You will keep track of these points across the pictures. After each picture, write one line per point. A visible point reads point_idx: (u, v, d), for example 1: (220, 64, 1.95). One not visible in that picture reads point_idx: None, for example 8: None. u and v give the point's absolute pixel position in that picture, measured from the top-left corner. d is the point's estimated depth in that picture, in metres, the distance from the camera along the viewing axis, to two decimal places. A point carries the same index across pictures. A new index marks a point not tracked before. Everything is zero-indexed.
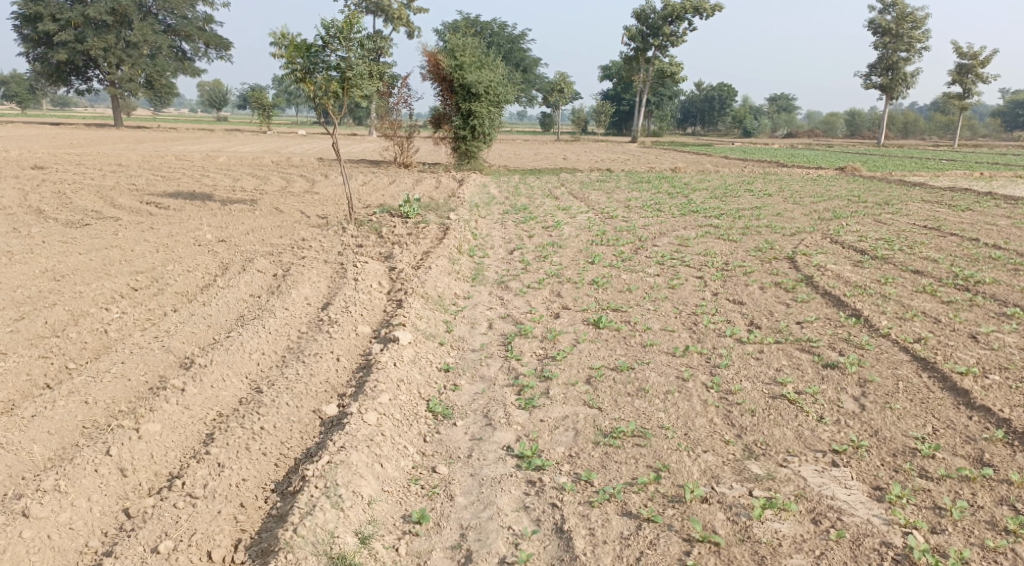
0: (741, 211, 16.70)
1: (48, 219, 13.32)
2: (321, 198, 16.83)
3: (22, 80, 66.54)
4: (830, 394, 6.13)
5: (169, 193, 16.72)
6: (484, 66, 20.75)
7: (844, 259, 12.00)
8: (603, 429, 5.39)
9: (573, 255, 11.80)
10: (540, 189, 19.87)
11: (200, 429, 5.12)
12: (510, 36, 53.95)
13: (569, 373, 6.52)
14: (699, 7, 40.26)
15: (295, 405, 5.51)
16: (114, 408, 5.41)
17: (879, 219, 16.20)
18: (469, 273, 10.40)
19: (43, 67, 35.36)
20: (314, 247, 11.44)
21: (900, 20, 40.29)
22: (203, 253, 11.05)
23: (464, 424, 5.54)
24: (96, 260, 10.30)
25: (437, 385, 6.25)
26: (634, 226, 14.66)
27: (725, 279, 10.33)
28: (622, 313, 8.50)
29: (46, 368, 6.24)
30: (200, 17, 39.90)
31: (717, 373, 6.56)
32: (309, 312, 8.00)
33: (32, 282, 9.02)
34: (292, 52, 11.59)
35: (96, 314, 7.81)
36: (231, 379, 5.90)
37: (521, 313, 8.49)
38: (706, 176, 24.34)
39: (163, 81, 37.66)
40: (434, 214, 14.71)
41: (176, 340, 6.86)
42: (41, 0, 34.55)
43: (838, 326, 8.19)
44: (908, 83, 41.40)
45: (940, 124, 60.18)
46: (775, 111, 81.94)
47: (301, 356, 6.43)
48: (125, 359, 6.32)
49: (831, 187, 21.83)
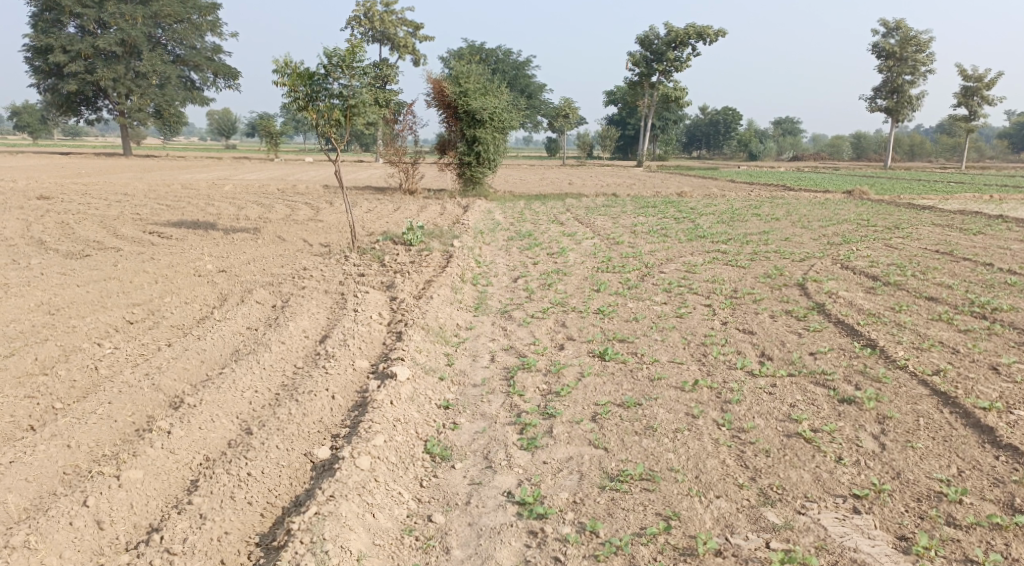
0: (749, 236, 16.48)
1: (49, 250, 13.20)
2: (325, 225, 16.71)
3: (34, 110, 67.27)
4: (847, 432, 5.84)
5: (173, 222, 16.64)
6: (488, 93, 20.71)
7: (855, 286, 11.74)
8: (609, 472, 5.12)
9: (578, 283, 11.58)
10: (545, 215, 19.72)
11: (185, 476, 4.93)
12: (515, 62, 54.33)
13: (573, 410, 6.25)
14: (702, 32, 40.43)
15: (286, 448, 5.28)
16: (96, 452, 5.20)
17: (889, 243, 15.95)
18: (472, 302, 10.17)
19: (53, 97, 35.68)
20: (316, 277, 11.26)
21: (903, 44, 40.34)
22: (202, 283, 10.87)
23: (463, 466, 5.28)
24: (93, 292, 10.14)
25: (435, 423, 5.99)
26: (641, 252, 14.44)
27: (734, 307, 10.07)
28: (628, 344, 8.25)
29: (31, 408, 6.02)
30: (208, 47, 40.29)
31: (728, 409, 6.28)
32: (306, 346, 7.77)
33: (26, 317, 8.84)
34: (294, 80, 11.49)
35: (87, 350, 7.61)
36: (220, 419, 5.67)
37: (524, 344, 8.25)
38: (712, 200, 24.17)
39: (172, 110, 37.94)
40: (437, 241, 14.55)
41: (167, 377, 6.64)
42: (51, 32, 34.93)
43: (853, 357, 7.91)
44: (913, 106, 41.31)
45: (946, 146, 59.96)
46: (780, 134, 82.05)
47: (294, 393, 6.19)
48: (112, 398, 6.10)
49: (839, 211, 21.61)
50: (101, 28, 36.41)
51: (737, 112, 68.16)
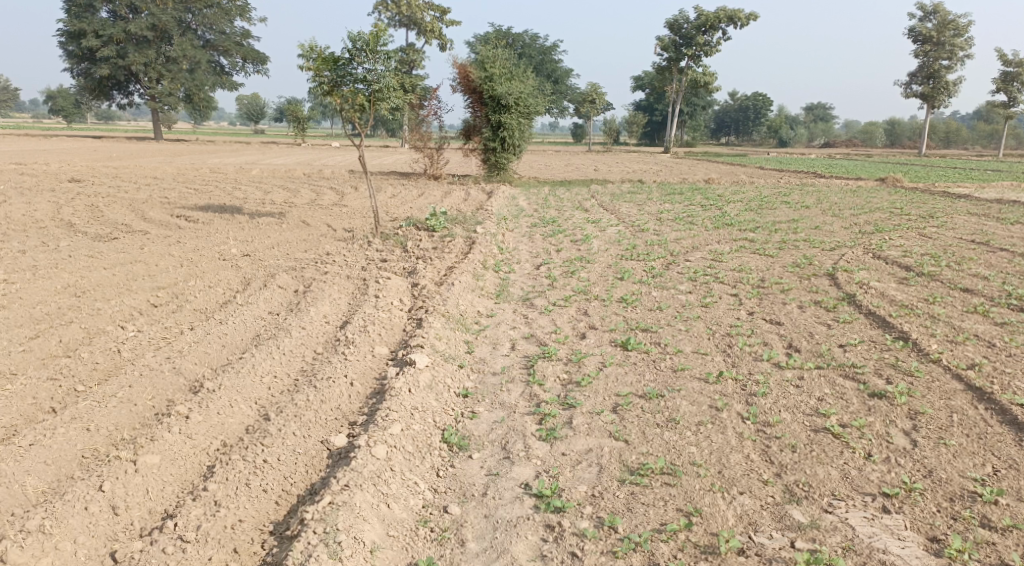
0: (778, 224, 16.17)
1: (78, 233, 13.34)
2: (349, 210, 16.71)
3: (69, 94, 68.19)
4: (877, 427, 5.66)
5: (199, 206, 16.74)
6: (514, 78, 20.49)
7: (887, 276, 11.44)
8: (629, 466, 5.00)
9: (602, 271, 11.43)
10: (570, 201, 19.53)
11: (201, 462, 4.93)
12: (542, 47, 53.86)
13: (594, 401, 6.14)
14: (733, 16, 39.68)
15: (303, 435, 5.25)
16: (115, 436, 5.21)
17: (923, 232, 15.53)
18: (494, 289, 10.08)
19: (86, 82, 36.12)
20: (338, 262, 11.24)
21: (941, 28, 39.26)
22: (226, 267, 10.90)
23: (480, 457, 5.20)
24: (119, 274, 10.20)
25: (454, 412, 5.92)
26: (666, 240, 14.21)
27: (761, 297, 9.86)
28: (651, 334, 8.11)
29: (53, 391, 6.06)
30: (238, 32, 40.47)
31: (754, 402, 6.12)
32: (326, 332, 7.74)
33: (54, 299, 8.92)
34: (319, 65, 11.43)
35: (111, 333, 7.64)
36: (238, 404, 5.65)
37: (546, 332, 8.15)
38: (741, 187, 23.77)
39: (201, 95, 38.24)
40: (461, 227, 14.46)
41: (187, 361, 6.63)
42: (84, 17, 35.30)
43: (885, 350, 7.69)
44: (950, 92, 40.18)
45: (984, 133, 58.35)
46: (811, 120, 80.57)
47: (313, 380, 6.16)
48: (133, 382, 6.11)
49: (871, 199, 21.13)
50: (133, 13, 36.72)
51: (768, 98, 67.01)
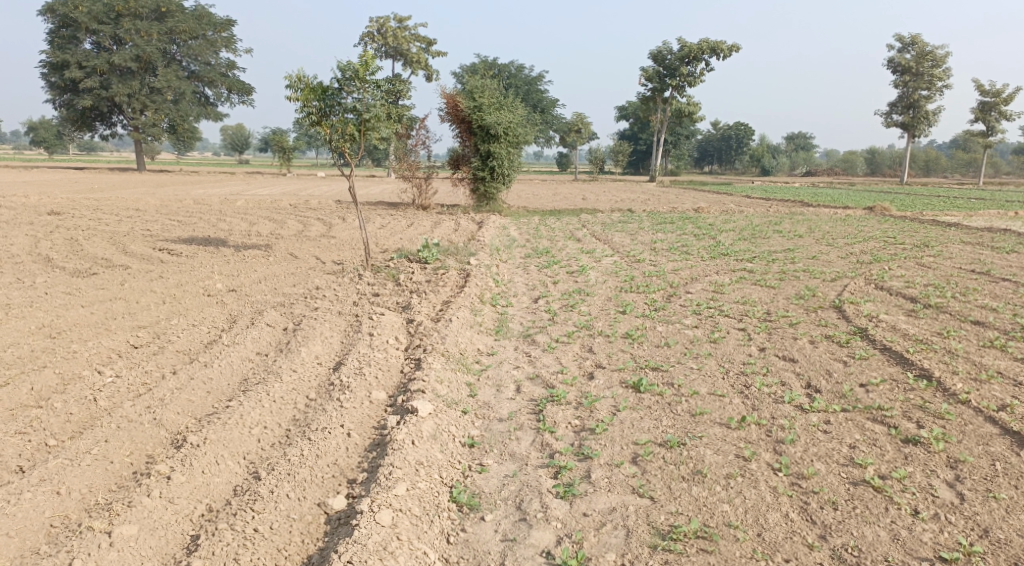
0: (774, 254, 15.89)
1: (55, 268, 12.79)
2: (338, 242, 16.29)
3: (50, 124, 67.13)
4: (918, 479, 5.34)
5: (183, 238, 16.26)
6: (503, 107, 20.29)
7: (894, 308, 11.13)
8: (659, 528, 4.72)
9: (602, 304, 11.04)
10: (562, 231, 19.24)
11: (185, 530, 4.47)
12: (527, 77, 54.09)
13: (612, 450, 5.71)
14: (716, 47, 40.02)
15: (297, 498, 4.79)
16: (89, 500, 4.71)
17: (921, 262, 15.31)
18: (492, 325, 9.64)
19: (68, 113, 35.62)
20: (328, 296, 10.79)
21: (919, 59, 39.75)
22: (212, 304, 10.42)
23: (494, 519, 4.83)
24: (98, 313, 9.70)
25: (461, 465, 5.48)
26: (664, 270, 13.86)
27: (770, 331, 9.47)
28: (662, 373, 7.69)
29: (21, 447, 5.53)
30: (223, 63, 40.21)
31: (783, 450, 5.72)
32: (319, 375, 7.26)
33: (27, 340, 8.39)
34: (307, 95, 11.07)
35: (87, 378, 7.12)
36: (225, 461, 5.17)
37: (551, 372, 7.70)
38: (731, 216, 23.60)
39: (186, 125, 37.84)
40: (454, 258, 14.05)
41: (170, 410, 6.11)
42: (67, 48, 34.87)
43: (908, 389, 7.32)
44: (930, 121, 40.55)
45: (962, 161, 59.00)
46: (793, 149, 81.29)
47: (307, 431, 5.67)
48: (109, 435, 5.58)
49: (863, 227, 20.97)
50: (116, 44, 36.35)
51: (750, 127, 67.58)
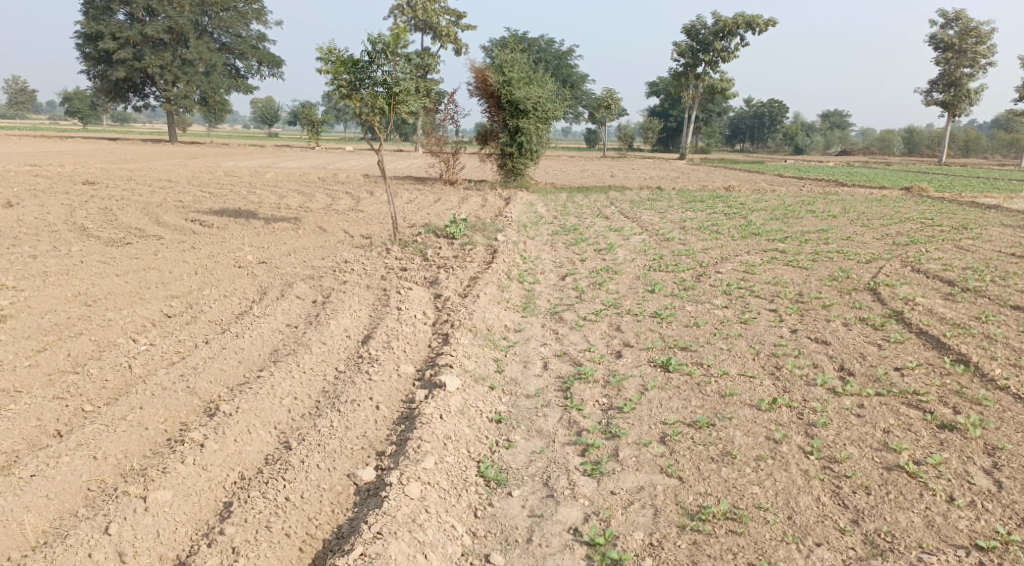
0: (807, 234, 15.60)
1: (90, 238, 12.99)
2: (366, 216, 16.33)
3: (85, 96, 68.02)
4: (955, 465, 5.27)
5: (214, 210, 16.42)
6: (533, 82, 20.09)
7: (931, 291, 10.88)
8: (688, 509, 4.71)
9: (630, 282, 10.95)
10: (590, 208, 19.07)
11: (218, 498, 4.53)
12: (557, 52, 53.50)
13: (640, 429, 5.67)
14: (751, 22, 39.14)
15: (327, 468, 4.83)
16: (124, 465, 4.80)
17: (959, 245, 14.92)
18: (519, 301, 9.61)
19: (102, 84, 36.02)
20: (357, 270, 10.83)
21: (962, 35, 38.47)
22: (242, 275, 10.51)
23: (521, 494, 4.83)
24: (131, 282, 9.85)
25: (488, 440, 5.48)
26: (693, 250, 13.68)
27: (801, 313, 9.31)
28: (691, 353, 7.60)
29: (59, 412, 5.64)
30: (254, 35, 40.27)
31: (815, 434, 5.65)
32: (348, 347, 7.30)
33: (63, 308, 8.56)
34: (337, 68, 11.04)
35: (122, 346, 7.24)
36: (257, 430, 5.23)
37: (579, 350, 7.66)
38: (762, 195, 23.19)
39: (217, 97, 38.08)
40: (481, 234, 14.01)
41: (203, 380, 6.19)
42: (101, 18, 35.18)
43: (945, 374, 7.17)
44: (971, 100, 39.35)
45: (1003, 142, 57.25)
46: (828, 128, 79.49)
47: (336, 403, 5.71)
48: (144, 403, 5.67)
49: (900, 209, 20.47)
50: (149, 16, 36.58)
51: (783, 104, 66.18)
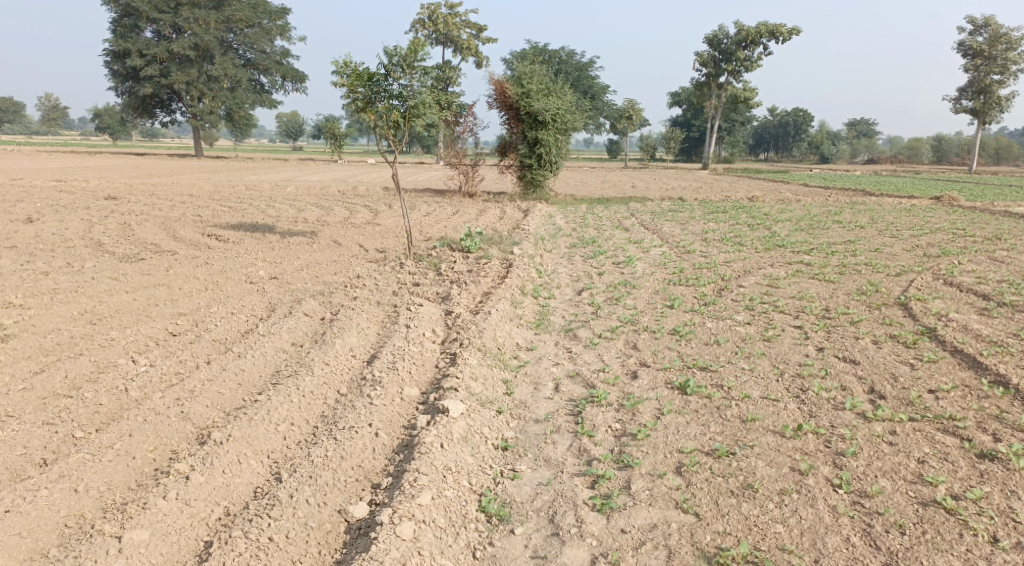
0: (833, 246, 15.10)
1: (105, 253, 12.91)
2: (383, 230, 16.14)
3: (115, 111, 69.14)
4: (997, 500, 4.86)
5: (232, 225, 16.34)
6: (552, 94, 19.87)
7: (965, 306, 10.37)
8: (705, 550, 4.37)
9: (649, 297, 10.58)
10: (609, 220, 18.74)
11: (199, 536, 4.33)
12: (579, 64, 53.38)
13: (654, 459, 5.31)
14: (775, 31, 38.66)
15: (317, 504, 4.61)
16: (106, 498, 4.60)
17: (993, 256, 14.34)
18: (533, 318, 9.28)
19: (130, 100, 36.48)
20: (368, 285, 10.61)
21: (992, 42, 37.64)
22: (252, 291, 10.32)
23: (524, 532, 4.54)
24: (140, 299, 9.69)
25: (492, 471, 5.17)
26: (715, 262, 13.30)
27: (829, 329, 8.87)
28: (710, 374, 7.22)
29: (47, 438, 5.44)
30: (278, 51, 40.56)
31: (844, 464, 5.25)
32: (352, 368, 7.04)
33: (68, 326, 8.40)
34: (353, 81, 10.85)
35: (122, 367, 7.03)
36: (248, 460, 4.99)
37: (592, 370, 7.31)
38: (786, 205, 22.70)
39: (241, 112, 38.37)
40: (497, 247, 13.74)
41: (199, 403, 5.94)
42: (129, 36, 35.62)
43: (983, 398, 6.72)
44: (1002, 107, 38.44)
45: None
46: (854, 137, 78.44)
47: (333, 429, 5.44)
48: (134, 429, 5.44)
49: (930, 219, 19.85)
50: (176, 33, 36.99)
51: (808, 113, 65.32)
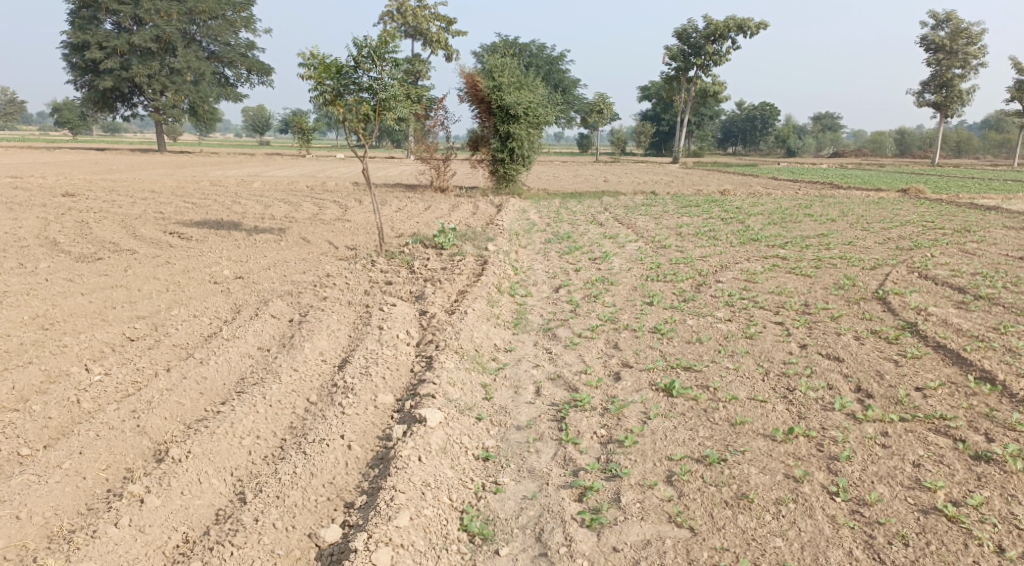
0: (807, 239, 15.04)
1: (61, 253, 12.30)
2: (352, 226, 15.70)
3: (74, 105, 67.03)
4: (998, 506, 4.70)
5: (195, 222, 15.74)
6: (523, 87, 19.56)
7: (943, 300, 10.31)
8: None
9: (627, 294, 10.35)
10: (583, 214, 18.51)
11: None
12: (549, 57, 53.13)
13: (643, 467, 5.06)
14: (743, 25, 38.76)
15: (284, 528, 4.31)
16: (52, 526, 4.26)
17: (964, 248, 14.37)
18: (510, 317, 8.97)
19: (89, 94, 35.32)
20: (339, 284, 10.23)
21: (954, 36, 38.14)
22: (216, 292, 9.86)
23: (510, 553, 4.29)
24: (97, 301, 9.18)
25: (473, 484, 4.88)
26: (692, 257, 13.14)
27: (810, 325, 8.71)
28: (695, 374, 6.99)
29: None
30: (243, 43, 39.60)
31: (839, 470, 5.05)
32: (322, 374, 6.67)
33: (17, 332, 7.89)
34: (320, 73, 10.41)
35: (74, 376, 6.59)
36: (209, 479, 4.66)
37: (574, 372, 7.04)
38: (758, 198, 22.68)
39: (206, 106, 37.42)
40: (471, 244, 13.39)
41: (156, 416, 5.54)
42: (88, 28, 34.48)
43: (971, 395, 6.59)
44: (964, 101, 38.98)
45: (994, 143, 56.96)
46: (819, 130, 79.48)
47: (302, 442, 5.09)
48: (85, 445, 5.04)
49: (899, 211, 19.96)
50: (137, 25, 35.88)
51: (776, 107, 65.88)
